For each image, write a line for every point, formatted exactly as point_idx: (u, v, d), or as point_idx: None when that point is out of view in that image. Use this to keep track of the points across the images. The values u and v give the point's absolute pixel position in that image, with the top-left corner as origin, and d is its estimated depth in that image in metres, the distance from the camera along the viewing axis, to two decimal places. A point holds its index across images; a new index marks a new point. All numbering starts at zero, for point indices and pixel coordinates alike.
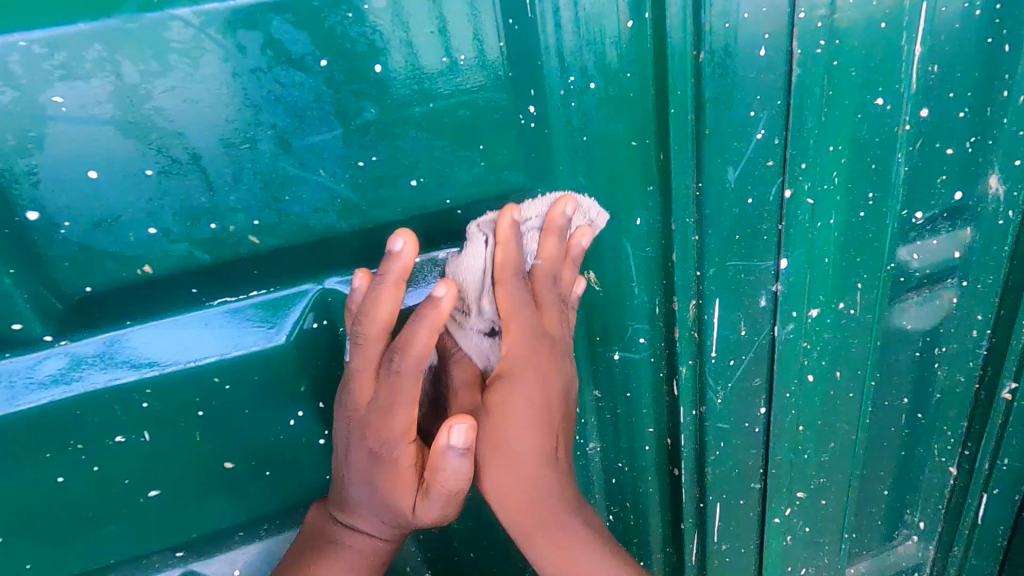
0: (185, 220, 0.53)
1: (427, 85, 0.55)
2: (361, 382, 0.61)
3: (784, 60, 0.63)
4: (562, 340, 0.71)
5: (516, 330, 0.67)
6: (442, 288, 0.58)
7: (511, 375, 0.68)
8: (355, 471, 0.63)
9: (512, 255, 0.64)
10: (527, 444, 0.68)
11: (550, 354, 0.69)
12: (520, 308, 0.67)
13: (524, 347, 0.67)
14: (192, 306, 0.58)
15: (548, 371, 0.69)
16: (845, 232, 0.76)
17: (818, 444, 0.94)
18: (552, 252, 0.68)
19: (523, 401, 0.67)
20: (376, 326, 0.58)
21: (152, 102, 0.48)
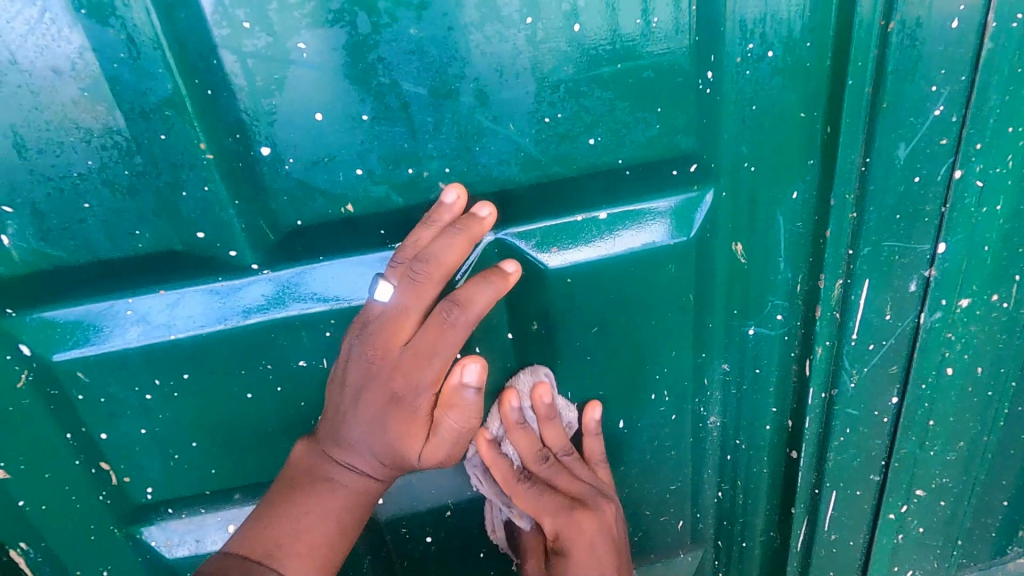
0: (389, 163, 0.57)
1: (617, 46, 0.57)
2: (404, 322, 0.58)
3: (977, 33, 0.61)
4: (590, 496, 0.77)
5: (551, 520, 0.76)
6: (510, 263, 0.58)
7: (566, 556, 0.76)
8: (364, 410, 0.61)
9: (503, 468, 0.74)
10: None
11: (584, 515, 0.76)
12: (546, 509, 0.76)
13: (563, 529, 0.76)
14: (377, 248, 0.62)
15: (587, 534, 0.76)
16: (1011, 219, 0.73)
17: (946, 443, 0.90)
18: (527, 444, 0.75)
19: (586, 535, 0.76)
20: (440, 269, 0.56)
21: (378, 52, 0.53)
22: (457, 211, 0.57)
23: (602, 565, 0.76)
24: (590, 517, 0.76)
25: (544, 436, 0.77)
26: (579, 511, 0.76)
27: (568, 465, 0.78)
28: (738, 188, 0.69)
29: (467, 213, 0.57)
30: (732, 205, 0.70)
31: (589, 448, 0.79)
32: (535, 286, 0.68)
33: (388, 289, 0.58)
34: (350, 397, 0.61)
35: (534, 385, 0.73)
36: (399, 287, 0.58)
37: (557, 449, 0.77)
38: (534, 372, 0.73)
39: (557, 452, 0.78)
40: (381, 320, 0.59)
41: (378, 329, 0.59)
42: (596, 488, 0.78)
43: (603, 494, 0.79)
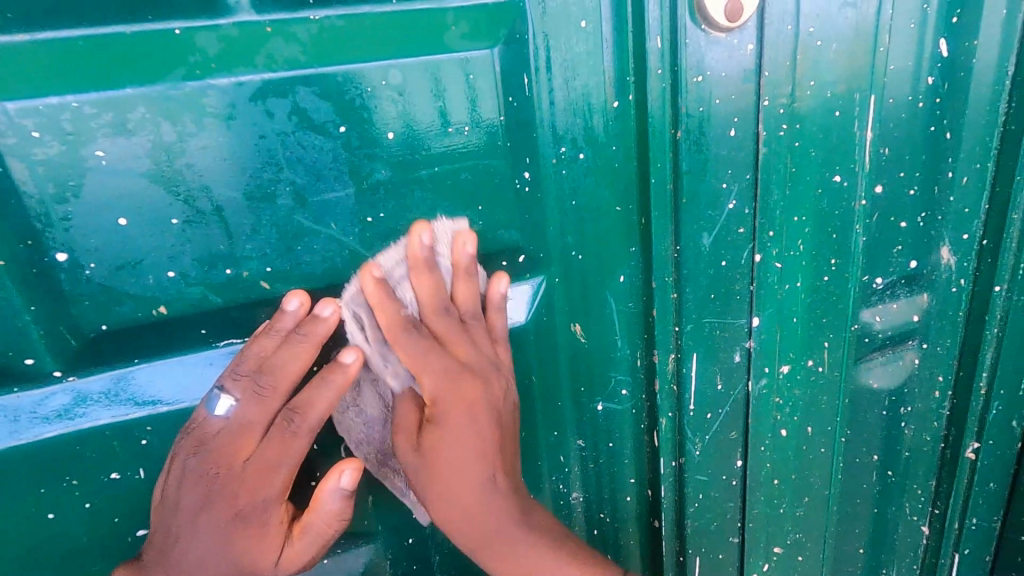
0: (204, 265, 0.57)
1: (432, 151, 0.61)
2: (246, 437, 0.58)
3: (752, 141, 0.71)
4: (480, 363, 0.67)
5: (431, 377, 0.64)
6: (425, 233, 0.62)
7: (439, 420, 0.65)
8: (209, 526, 0.58)
9: (428, 284, 0.64)
10: (458, 470, 0.66)
11: (475, 390, 0.66)
12: (429, 369, 0.64)
13: (441, 395, 0.65)
14: (201, 347, 0.61)
15: (468, 401, 0.66)
16: (812, 294, 0.82)
17: (793, 498, 0.96)
18: (429, 291, 0.64)
19: (466, 442, 0.66)
20: (287, 379, 0.58)
21: (185, 158, 0.53)
22: (300, 317, 0.58)
23: (481, 434, 0.67)
24: (476, 383, 0.66)
25: (456, 294, 0.67)
26: (467, 372, 0.66)
27: (471, 332, 0.67)
28: (567, 275, 0.73)
29: (308, 316, 0.59)
30: (565, 291, 0.74)
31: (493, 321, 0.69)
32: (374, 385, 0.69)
33: (229, 403, 0.58)
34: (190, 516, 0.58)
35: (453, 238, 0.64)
36: (241, 401, 0.58)
37: (465, 310, 0.67)
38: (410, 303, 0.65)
39: (464, 311, 0.67)
40: (218, 436, 0.58)
41: (218, 447, 0.58)
42: (492, 362, 0.68)
43: (498, 368, 0.68)
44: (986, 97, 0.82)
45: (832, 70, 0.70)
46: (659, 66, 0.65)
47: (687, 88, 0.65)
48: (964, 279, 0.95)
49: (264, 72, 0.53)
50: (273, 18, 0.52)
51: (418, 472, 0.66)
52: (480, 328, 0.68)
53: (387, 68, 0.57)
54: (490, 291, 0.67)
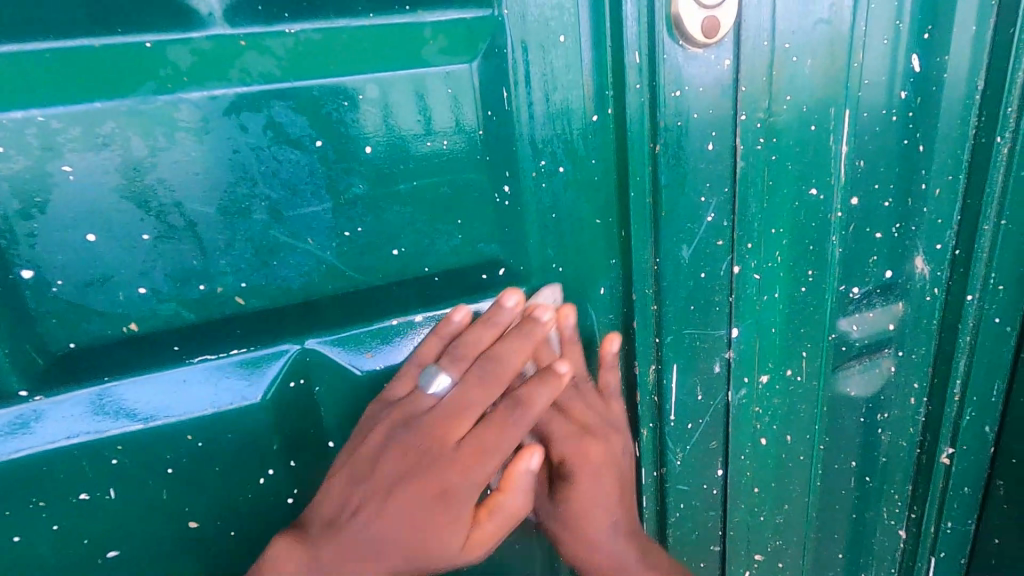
0: (176, 281, 0.56)
1: (411, 165, 0.61)
2: (463, 417, 0.61)
3: (729, 154, 0.72)
4: (602, 424, 0.75)
5: (557, 442, 0.75)
6: (614, 343, 0.75)
7: (570, 479, 0.75)
8: (401, 504, 0.60)
9: (575, 362, 0.73)
10: (591, 496, 0.75)
11: (597, 446, 0.74)
12: (556, 435, 0.74)
13: (573, 455, 0.74)
14: (173, 364, 0.59)
15: (594, 462, 0.74)
16: (790, 305, 0.83)
17: (774, 506, 0.97)
18: (574, 358, 0.73)
19: (591, 478, 0.74)
20: (510, 368, 0.62)
21: (156, 173, 0.52)
22: (515, 314, 0.64)
23: (607, 488, 0.75)
24: (596, 443, 0.74)
25: (591, 372, 0.76)
26: (589, 436, 0.74)
27: (589, 398, 0.75)
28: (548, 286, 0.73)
29: (528, 315, 0.63)
30: None
31: (605, 382, 0.76)
32: (352, 399, 0.68)
33: (446, 380, 0.62)
34: (378, 491, 0.61)
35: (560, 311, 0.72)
36: (461, 382, 0.62)
37: (578, 377, 0.75)
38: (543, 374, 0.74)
39: (577, 379, 0.75)
40: (444, 409, 0.61)
41: (437, 417, 0.61)
42: (608, 421, 0.76)
43: (613, 426, 0.76)
44: (956, 111, 0.84)
45: (808, 85, 0.71)
46: (638, 81, 0.65)
47: (665, 102, 0.66)
48: (937, 288, 0.96)
49: (237, 86, 0.53)
50: (247, 31, 0.51)
51: (555, 516, 0.77)
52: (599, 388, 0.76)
53: (364, 82, 0.57)
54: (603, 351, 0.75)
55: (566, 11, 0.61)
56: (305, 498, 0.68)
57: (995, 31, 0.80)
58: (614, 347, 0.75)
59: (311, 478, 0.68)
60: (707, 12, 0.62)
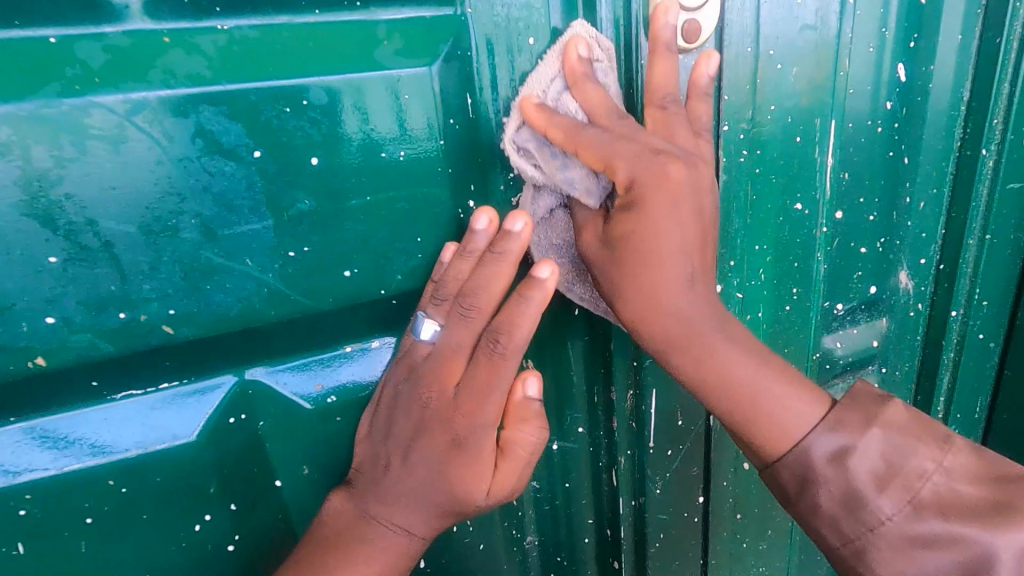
0: (91, 309, 0.49)
1: (364, 178, 0.55)
2: (457, 359, 0.57)
3: (711, 167, 0.67)
4: (679, 152, 0.54)
5: (623, 163, 0.52)
6: (579, 47, 0.55)
7: (637, 205, 0.52)
8: (422, 454, 0.57)
9: (595, 95, 0.54)
10: (660, 286, 0.54)
11: (667, 189, 0.53)
12: (622, 157, 0.52)
13: (645, 174, 0.51)
14: (93, 402, 0.53)
15: (671, 211, 0.52)
16: (773, 324, 0.79)
17: (756, 532, 0.92)
18: (600, 98, 0.54)
19: (671, 224, 0.53)
20: (490, 300, 0.55)
21: (64, 188, 0.46)
22: (490, 237, 0.56)
23: (682, 224, 0.53)
24: (676, 167, 0.53)
25: (652, 76, 0.57)
26: (662, 154, 0.53)
27: (669, 113, 0.56)
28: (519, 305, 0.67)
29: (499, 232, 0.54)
30: None
31: (695, 114, 0.60)
32: (300, 434, 0.61)
33: (434, 327, 0.58)
34: (399, 448, 0.59)
35: (564, 47, 0.56)
36: (446, 326, 0.57)
37: (664, 93, 0.56)
38: (589, 187, 0.57)
39: (662, 96, 0.56)
40: (430, 361, 0.57)
41: (429, 370, 0.57)
42: (684, 150, 0.54)
43: (689, 152, 0.55)
44: (942, 122, 0.81)
45: (793, 93, 0.67)
46: None
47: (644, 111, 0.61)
48: (921, 304, 0.94)
49: (160, 88, 0.46)
50: (172, 27, 0.45)
51: (617, 281, 0.55)
52: (689, 118, 0.59)
53: (310, 85, 0.50)
54: (695, 76, 0.60)
55: (536, 11, 0.55)
56: (247, 543, 0.62)
57: (981, 41, 0.77)
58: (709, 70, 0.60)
59: (255, 522, 0.62)
60: (687, 14, 0.58)
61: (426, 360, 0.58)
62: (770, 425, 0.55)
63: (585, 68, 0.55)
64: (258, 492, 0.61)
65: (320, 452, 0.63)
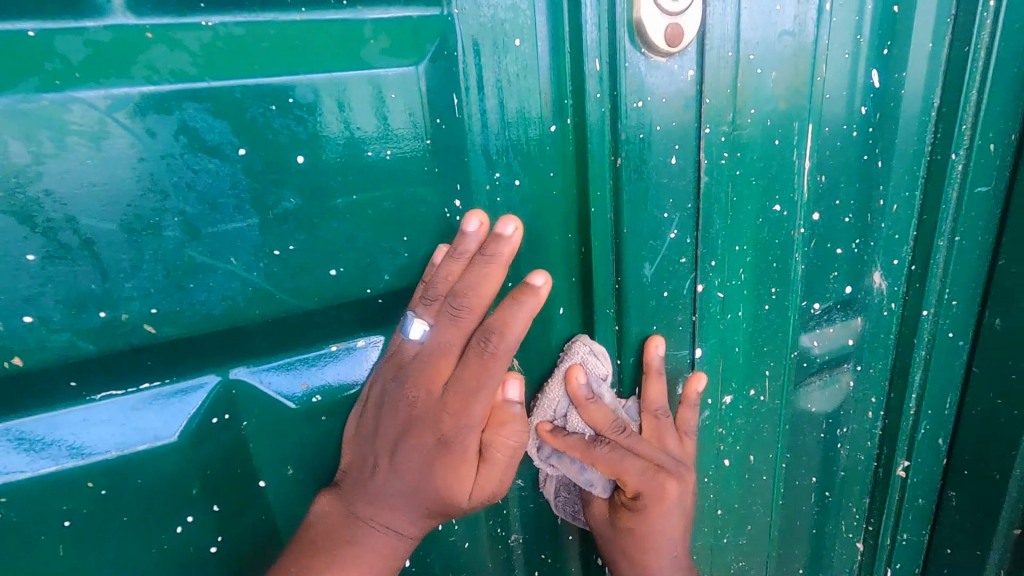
0: (70, 308, 0.49)
1: (350, 177, 0.55)
2: (446, 359, 0.59)
3: (693, 169, 0.69)
4: (673, 464, 0.75)
5: (635, 477, 0.72)
6: (580, 378, 0.69)
7: (644, 505, 0.74)
8: (409, 453, 0.61)
9: (602, 415, 0.70)
10: (647, 572, 0.76)
11: (664, 513, 0.75)
12: (631, 469, 0.72)
13: (647, 489, 0.73)
14: (71, 403, 0.52)
15: (669, 505, 0.74)
16: (753, 323, 0.81)
17: (736, 528, 0.94)
18: (603, 417, 0.71)
19: (665, 518, 0.75)
20: (480, 301, 0.56)
21: (42, 184, 0.45)
22: (481, 238, 0.55)
23: (674, 529, 0.76)
24: (672, 483, 0.74)
25: (646, 390, 0.75)
26: (663, 473, 0.74)
27: (660, 422, 0.76)
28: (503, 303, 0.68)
29: (488, 236, 0.55)
30: None
31: (684, 418, 0.78)
32: (285, 435, 0.61)
33: (423, 327, 0.58)
34: (386, 448, 0.61)
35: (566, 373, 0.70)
36: (435, 325, 0.58)
37: (656, 405, 0.75)
38: (603, 484, 0.76)
39: (654, 406, 0.75)
40: (420, 360, 0.59)
41: (417, 371, 0.59)
42: (677, 458, 0.76)
43: (682, 463, 0.76)
44: (914, 127, 0.84)
45: (772, 98, 0.69)
46: (598, 89, 0.61)
47: (627, 113, 0.62)
48: (894, 303, 0.96)
49: (142, 84, 0.45)
50: (154, 22, 0.45)
51: (620, 556, 0.77)
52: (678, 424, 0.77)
53: (295, 83, 0.50)
54: (647, 358, 0.74)
55: (522, 13, 0.56)
56: (230, 544, 0.61)
57: (950, 49, 0.80)
58: (697, 386, 0.77)
59: (238, 523, 0.61)
60: (670, 18, 0.59)
61: (415, 359, 0.59)
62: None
63: (587, 391, 0.70)
64: (240, 492, 0.60)
65: (304, 451, 0.63)
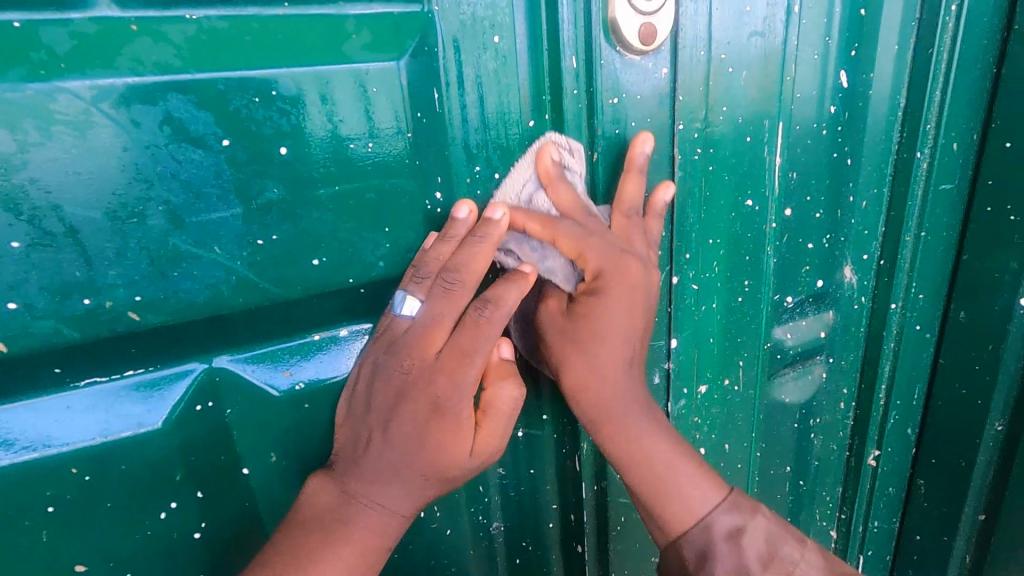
0: (54, 295, 0.49)
1: (332, 168, 0.56)
2: (439, 329, 0.58)
3: (667, 164, 0.71)
4: (641, 261, 0.65)
5: (593, 251, 0.62)
6: (553, 151, 0.63)
7: (602, 292, 0.64)
8: (402, 423, 0.58)
9: (566, 195, 0.62)
10: (601, 363, 0.67)
11: (629, 288, 0.64)
12: (596, 237, 0.62)
13: (608, 265, 0.62)
14: (55, 389, 0.53)
15: (632, 309, 0.65)
16: (726, 315, 0.83)
17: None
18: (569, 199, 0.62)
19: (618, 317, 0.65)
20: (474, 274, 0.57)
21: (27, 173, 0.46)
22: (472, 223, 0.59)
23: (630, 316, 0.66)
24: (636, 264, 0.64)
25: (621, 191, 0.66)
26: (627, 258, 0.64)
27: (629, 224, 0.66)
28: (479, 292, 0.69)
29: (481, 220, 0.58)
30: None
31: (651, 230, 0.68)
32: (269, 422, 0.62)
33: (415, 303, 0.58)
34: (379, 420, 0.60)
35: (537, 155, 0.63)
36: (427, 300, 0.58)
37: (629, 204, 0.66)
38: (567, 275, 0.65)
39: (625, 206, 0.66)
40: (411, 333, 0.58)
41: (409, 343, 0.58)
42: (644, 260, 0.65)
43: (647, 263, 0.66)
44: (881, 126, 0.87)
45: (744, 96, 0.72)
46: (575, 86, 0.63)
47: (603, 108, 0.64)
48: (864, 297, 1.00)
49: (127, 75, 0.47)
50: (140, 15, 0.46)
51: (568, 351, 0.67)
52: (643, 232, 0.67)
53: (278, 76, 0.51)
54: (632, 153, 0.65)
55: (500, 11, 0.58)
56: (214, 531, 0.62)
57: (915, 52, 0.83)
58: (665, 195, 0.68)
59: (221, 510, 0.62)
60: (644, 18, 0.61)
61: (406, 334, 0.59)
62: (672, 502, 0.68)
63: (559, 170, 0.63)
64: (225, 479, 0.62)
65: (287, 439, 0.64)
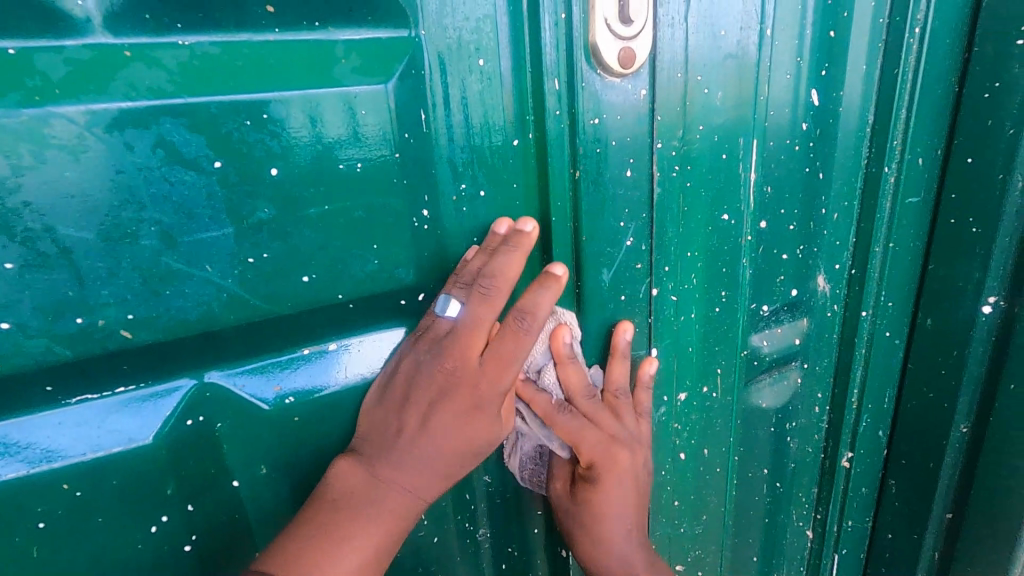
0: (47, 314, 0.50)
1: (322, 188, 0.58)
2: (479, 334, 0.62)
3: (647, 181, 0.73)
4: (627, 436, 0.79)
5: (586, 445, 0.77)
6: (568, 336, 0.73)
7: (591, 470, 0.79)
8: (440, 417, 0.62)
9: (577, 382, 0.75)
10: (591, 524, 0.81)
11: (612, 466, 0.79)
12: (586, 440, 0.76)
13: (596, 458, 0.77)
14: (45, 407, 0.53)
15: (619, 472, 0.79)
16: (704, 324, 0.86)
17: (692, 518, 1.00)
18: (575, 381, 0.75)
19: (609, 517, 0.80)
20: (510, 283, 0.61)
21: (20, 195, 0.47)
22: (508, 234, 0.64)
23: (619, 492, 0.80)
24: (622, 451, 0.79)
25: (609, 374, 0.79)
26: (617, 445, 0.78)
27: (617, 404, 0.80)
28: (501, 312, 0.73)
29: (515, 232, 0.63)
30: None
31: (639, 400, 0.82)
32: (258, 435, 0.63)
33: (458, 305, 0.62)
34: (416, 415, 0.63)
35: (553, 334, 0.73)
36: (468, 303, 0.61)
37: (618, 388, 0.80)
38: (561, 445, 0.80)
39: (615, 387, 0.80)
40: (454, 334, 0.62)
41: (452, 344, 0.61)
42: (631, 434, 0.80)
43: (635, 440, 0.80)
44: (851, 142, 0.91)
45: (719, 115, 0.75)
46: (557, 107, 0.65)
47: (585, 128, 0.66)
48: (836, 305, 1.03)
49: (121, 100, 0.48)
50: (133, 41, 0.47)
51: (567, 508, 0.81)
52: (631, 404, 0.81)
53: (267, 100, 0.53)
54: (617, 341, 0.78)
55: (485, 35, 0.60)
56: (204, 542, 0.63)
57: (882, 72, 0.87)
58: (650, 369, 0.82)
59: (213, 521, 0.63)
60: (623, 43, 0.64)
61: (448, 334, 0.62)
62: None
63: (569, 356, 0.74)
64: (216, 491, 0.63)
65: (277, 451, 0.65)
